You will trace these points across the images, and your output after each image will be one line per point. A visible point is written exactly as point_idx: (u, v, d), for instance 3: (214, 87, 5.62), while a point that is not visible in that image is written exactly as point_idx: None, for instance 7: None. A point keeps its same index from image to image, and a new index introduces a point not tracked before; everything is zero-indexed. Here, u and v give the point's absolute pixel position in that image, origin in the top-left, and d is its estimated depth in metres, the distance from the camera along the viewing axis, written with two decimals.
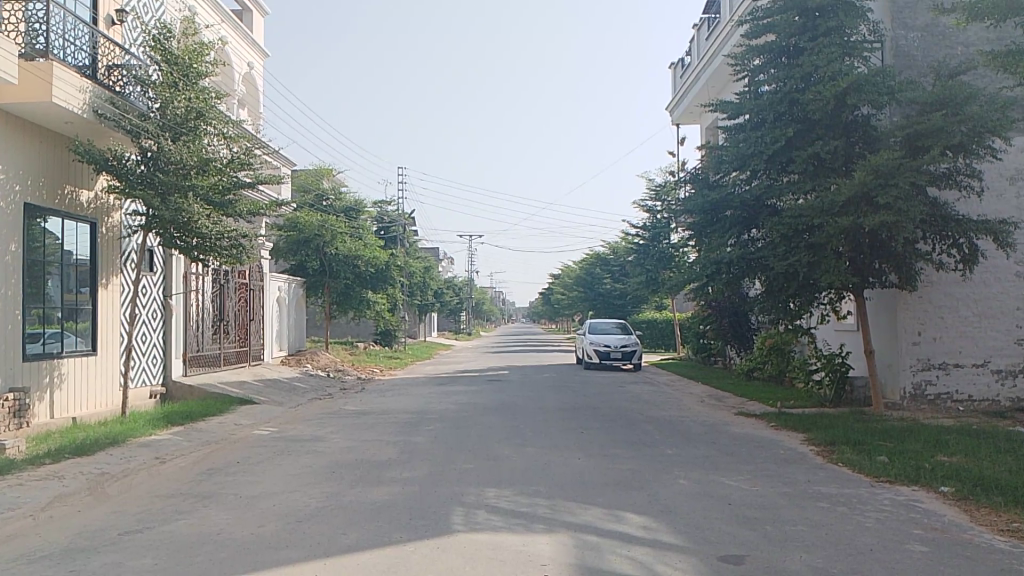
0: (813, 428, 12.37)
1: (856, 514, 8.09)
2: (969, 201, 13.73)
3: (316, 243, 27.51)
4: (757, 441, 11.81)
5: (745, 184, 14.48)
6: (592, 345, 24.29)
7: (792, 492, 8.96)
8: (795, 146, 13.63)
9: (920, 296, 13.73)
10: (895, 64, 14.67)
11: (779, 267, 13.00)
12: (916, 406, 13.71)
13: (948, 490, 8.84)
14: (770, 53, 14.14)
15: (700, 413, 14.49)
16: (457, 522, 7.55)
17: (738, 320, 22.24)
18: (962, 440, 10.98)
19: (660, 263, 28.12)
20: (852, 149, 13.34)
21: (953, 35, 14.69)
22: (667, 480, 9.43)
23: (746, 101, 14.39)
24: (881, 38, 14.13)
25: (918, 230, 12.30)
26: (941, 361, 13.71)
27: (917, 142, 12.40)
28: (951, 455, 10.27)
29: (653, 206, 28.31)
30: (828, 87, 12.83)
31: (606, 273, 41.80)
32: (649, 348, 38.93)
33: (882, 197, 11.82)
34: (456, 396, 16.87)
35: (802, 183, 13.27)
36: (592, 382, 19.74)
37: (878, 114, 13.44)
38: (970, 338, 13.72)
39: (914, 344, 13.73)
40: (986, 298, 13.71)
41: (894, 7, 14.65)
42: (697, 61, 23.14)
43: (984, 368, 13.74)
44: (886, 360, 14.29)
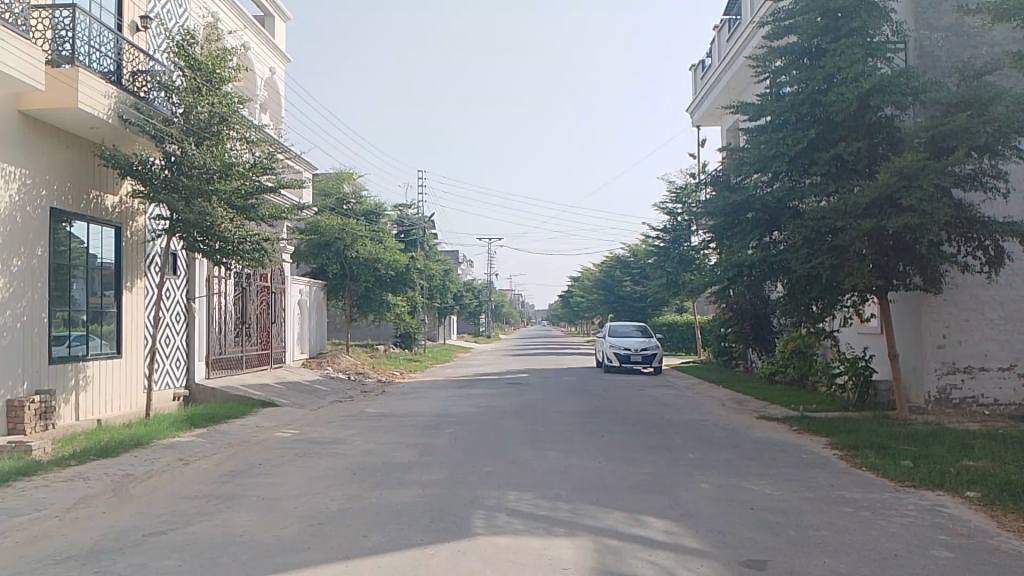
0: (836, 432, 12.26)
1: (880, 519, 8.01)
2: (995, 203, 13.53)
3: (337, 246, 27.73)
4: (780, 445, 11.73)
5: (767, 186, 14.37)
6: (612, 348, 24.23)
7: (815, 497, 8.87)
8: (817, 148, 13.51)
9: (945, 299, 13.57)
10: (920, 64, 14.52)
11: (802, 270, 12.91)
12: (941, 410, 13.52)
13: (974, 495, 8.73)
14: (792, 55, 14.06)
15: (721, 417, 14.39)
16: (478, 525, 7.55)
17: (759, 323, 22.08)
18: (989, 445, 10.82)
19: (680, 266, 27.98)
20: (876, 151, 13.23)
21: (978, 35, 14.52)
22: (689, 484, 9.38)
23: (768, 103, 14.29)
24: (905, 39, 13.99)
25: (943, 232, 12.15)
26: (967, 364, 13.52)
27: (941, 143, 12.27)
28: (978, 460, 10.11)
29: (673, 209, 28.18)
30: (851, 89, 12.74)
31: (626, 276, 41.73)
32: (669, 351, 38.76)
33: (906, 199, 11.71)
34: (476, 399, 16.89)
35: (824, 185, 13.18)
36: (611, 385, 19.68)
37: (901, 115, 13.32)
38: (997, 341, 13.53)
39: (939, 348, 13.56)
40: (1012, 301, 13.52)
41: (918, 7, 14.52)
42: (717, 63, 23.07)
43: (1010, 372, 13.54)
44: (910, 364, 14.11)
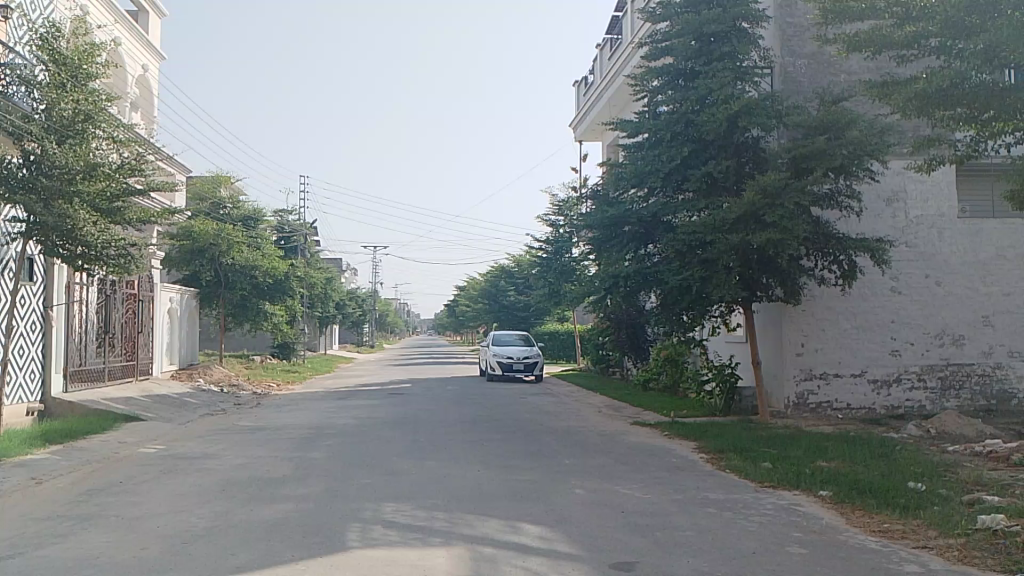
0: (703, 436, 12.82)
1: (740, 518, 8.44)
2: (848, 221, 14.50)
3: (211, 252, 26.68)
4: (651, 450, 12.16)
5: (643, 201, 14.87)
6: (495, 357, 24.41)
7: (683, 500, 9.24)
8: (690, 165, 14.13)
9: (804, 309, 14.46)
10: (783, 89, 15.44)
11: (674, 281, 13.43)
12: (799, 414, 14.37)
13: (827, 494, 9.32)
14: (667, 75, 14.66)
15: (597, 424, 14.77)
16: (352, 538, 7.44)
17: (636, 332, 22.80)
18: (839, 446, 11.59)
19: (563, 276, 28.53)
20: (743, 169, 13.98)
21: (836, 64, 15.59)
22: (564, 490, 9.57)
23: (645, 121, 14.81)
24: (770, 64, 14.85)
25: (801, 247, 12.95)
26: (822, 371, 14.46)
27: (801, 164, 13.11)
28: (830, 460, 10.81)
29: (557, 221, 28.72)
30: (720, 110, 13.42)
31: (511, 285, 42.18)
32: (551, 359, 39.48)
33: (768, 216, 12.43)
34: (356, 410, 16.64)
35: (695, 201, 13.84)
36: (492, 394, 19.82)
37: (766, 137, 14.10)
38: (849, 349, 14.52)
39: (798, 355, 14.42)
40: (864, 312, 14.54)
41: (783, 35, 15.44)
42: (599, 81, 23.80)
43: (861, 377, 14.53)
44: (772, 371, 14.94)
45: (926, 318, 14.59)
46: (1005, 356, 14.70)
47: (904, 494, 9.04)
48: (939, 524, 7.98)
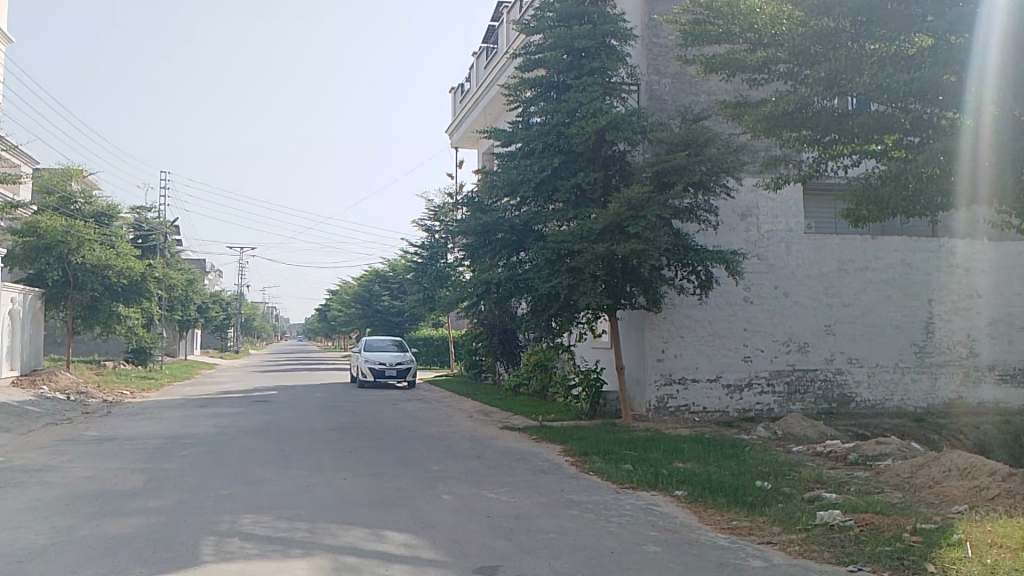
0: (569, 440, 13.16)
1: (601, 519, 8.72)
2: (706, 233, 15.27)
3: (59, 250, 24.91)
4: (518, 454, 12.36)
5: (515, 209, 15.06)
6: (366, 363, 24.07)
7: (547, 502, 9.44)
8: (560, 175, 14.53)
9: (665, 317, 15.13)
10: (649, 106, 16.12)
11: (543, 288, 13.73)
12: (659, 417, 15.00)
13: (681, 493, 9.79)
14: (540, 87, 15.00)
15: (467, 429, 14.85)
16: (207, 552, 7.14)
17: (507, 338, 23.10)
18: (695, 448, 12.20)
19: (436, 281, 28.52)
20: (610, 182, 14.49)
21: (697, 84, 16.43)
22: (430, 496, 9.57)
23: (518, 131, 15.07)
24: (637, 82, 15.46)
25: (663, 257, 13.55)
26: (681, 376, 15.17)
27: (664, 178, 13.74)
28: (686, 462, 11.36)
29: (431, 226, 28.69)
30: (590, 123, 13.86)
31: (385, 290, 41.73)
32: (424, 365, 39.34)
33: (632, 227, 12.96)
34: (216, 418, 15.97)
35: (565, 211, 14.23)
36: (362, 400, 19.55)
37: (633, 151, 14.67)
38: (706, 355, 15.31)
39: (659, 361, 15.08)
40: (720, 320, 15.36)
41: (649, 54, 16.12)
42: (475, 88, 24.02)
43: (716, 382, 15.35)
44: (635, 376, 15.54)
45: (775, 327, 15.59)
46: (844, 362, 15.88)
47: (751, 493, 9.61)
48: (782, 520, 8.53)
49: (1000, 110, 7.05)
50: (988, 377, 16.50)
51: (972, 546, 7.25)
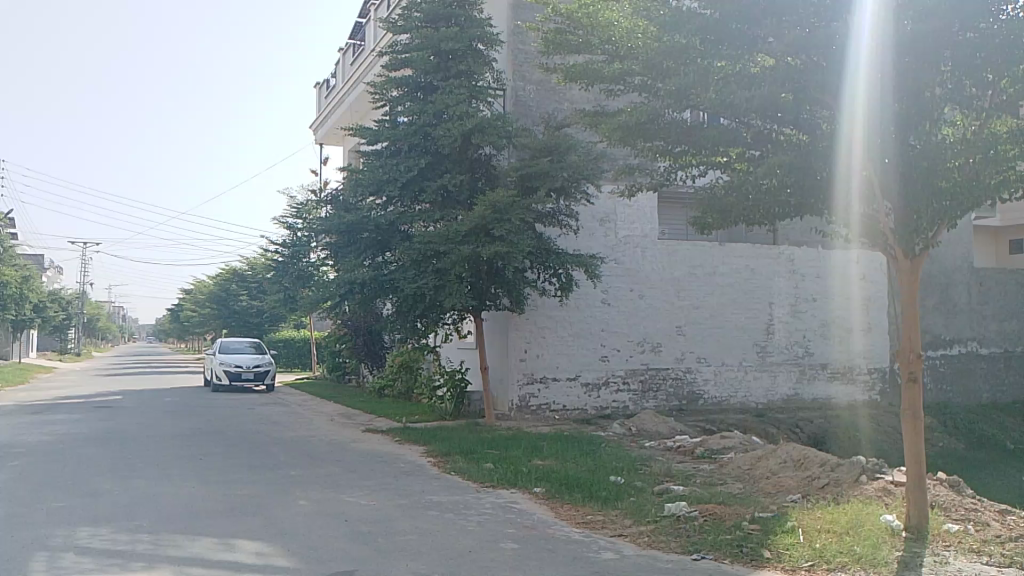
0: (431, 441, 13.18)
1: (460, 519, 8.80)
2: (567, 237, 15.70)
3: None
4: (380, 456, 12.25)
5: (381, 209, 14.84)
6: (222, 365, 23.09)
7: (408, 504, 9.42)
8: (426, 176, 14.54)
9: (528, 318, 15.44)
10: (514, 111, 16.39)
11: (408, 289, 13.67)
12: (521, 416, 15.30)
13: (539, 490, 10.03)
14: (407, 87, 14.94)
15: (328, 432, 14.57)
16: (37, 570, 6.65)
17: (372, 339, 22.81)
18: (554, 446, 12.52)
19: (298, 281, 27.75)
20: (476, 184, 14.63)
21: (560, 93, 16.88)
22: (287, 502, 9.33)
23: (384, 130, 14.91)
24: (503, 87, 15.68)
25: (526, 260, 13.82)
26: (543, 375, 15.54)
27: (528, 183, 14.03)
28: (545, 459, 11.65)
29: (294, 224, 27.90)
30: (456, 126, 13.96)
31: (243, 289, 40.17)
32: (285, 367, 38.18)
33: (497, 229, 13.17)
34: (52, 425, 14.84)
35: (430, 212, 14.25)
36: (217, 404, 18.75)
37: (498, 155, 14.86)
38: (567, 355, 15.74)
39: (522, 361, 15.38)
40: (580, 321, 15.84)
41: (515, 60, 16.40)
42: (340, 85, 23.58)
43: (576, 381, 15.82)
44: (498, 375, 15.77)
45: (631, 328, 16.25)
46: (694, 362, 16.75)
47: (606, 487, 9.99)
48: (633, 513, 8.92)
49: (842, 126, 7.12)
50: (821, 375, 17.88)
51: (803, 531, 7.85)
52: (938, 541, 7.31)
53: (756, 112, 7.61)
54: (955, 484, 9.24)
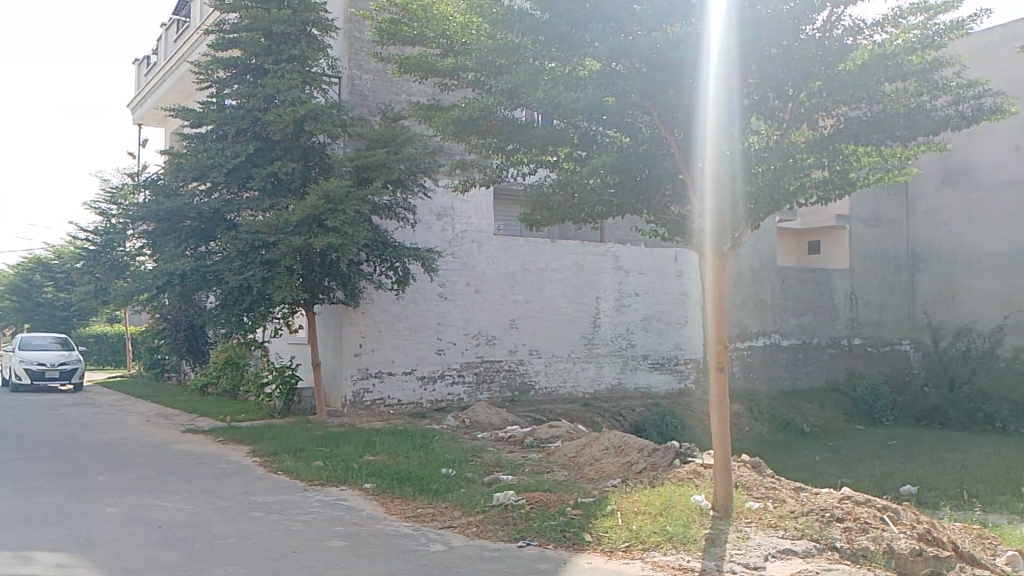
0: (258, 440, 12.66)
1: (286, 519, 8.52)
2: (403, 231, 15.58)
3: None
4: (200, 457, 11.61)
5: (204, 195, 14.04)
6: (21, 363, 21.01)
7: (229, 507, 9.00)
8: (254, 163, 13.94)
9: (362, 311, 15.19)
10: (349, 100, 16.03)
11: (233, 281, 13.03)
12: (354, 412, 15.04)
13: (369, 486, 9.91)
14: (235, 69, 14.24)
15: (143, 433, 13.63)
16: None
17: (194, 334, 21.58)
18: (386, 441, 12.41)
19: (112, 271, 25.75)
20: (308, 173, 14.19)
21: (397, 84, 16.71)
22: (93, 510, 8.63)
23: (209, 113, 14.11)
24: (338, 75, 15.29)
25: (361, 252, 13.59)
26: (377, 370, 15.36)
27: (363, 174, 13.79)
28: (377, 454, 11.51)
29: (107, 210, 25.86)
30: (287, 112, 13.47)
31: (47, 280, 36.74)
32: (96, 365, 35.34)
33: (330, 220, 12.91)
34: None
35: (259, 201, 13.68)
36: (13, 406, 17.03)
37: (333, 144, 14.48)
38: (401, 350, 15.64)
39: (355, 355, 15.11)
40: (415, 314, 15.79)
41: (351, 48, 16.04)
42: (162, 62, 22.09)
43: (411, 375, 15.75)
44: (331, 371, 15.41)
45: (466, 321, 16.39)
46: (526, 354, 17.15)
47: (436, 480, 10.02)
48: (463, 504, 9.01)
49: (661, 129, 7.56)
50: (643, 366, 18.86)
51: (622, 514, 8.26)
52: (740, 518, 7.89)
53: (582, 114, 7.67)
54: (757, 465, 10.03)
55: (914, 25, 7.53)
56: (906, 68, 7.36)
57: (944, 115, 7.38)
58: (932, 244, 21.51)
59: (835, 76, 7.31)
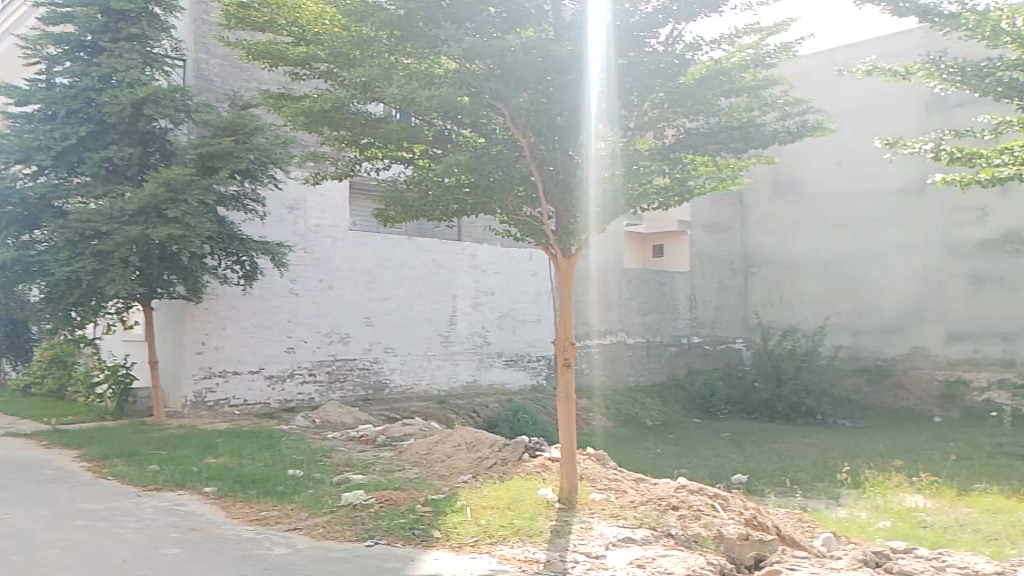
0: (87, 444, 11.79)
1: (116, 527, 7.99)
2: (252, 223, 14.99)
3: None
4: (18, 464, 10.66)
5: (28, 179, 12.91)
6: None
7: (52, 515, 8.32)
8: (86, 147, 12.97)
9: (207, 307, 14.48)
10: (196, 85, 15.24)
11: (60, 273, 12.05)
12: (196, 413, 14.32)
13: (210, 490, 9.47)
14: (66, 44, 13.18)
15: None
16: None
17: (15, 330, 19.78)
18: (230, 442, 11.89)
19: None
20: (148, 160, 13.36)
21: (247, 71, 16.06)
22: None
23: (35, 89, 12.98)
24: (182, 57, 14.49)
25: (206, 245, 12.96)
26: (222, 369, 14.70)
27: (208, 163, 13.16)
28: (219, 456, 11.02)
29: None
30: (124, 93, 12.63)
31: None
32: None
33: (171, 211, 12.24)
34: None
35: (92, 187, 12.75)
36: None
37: (177, 130, 13.70)
38: (249, 347, 15.04)
39: (198, 353, 14.39)
40: (264, 311, 15.23)
41: (197, 31, 15.24)
42: None
43: (258, 374, 15.19)
44: (170, 370, 14.60)
45: (319, 319, 15.98)
46: (380, 352, 16.94)
47: (283, 481, 9.72)
48: (310, 506, 8.77)
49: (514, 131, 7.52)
50: (497, 363, 19.09)
51: (470, 510, 8.35)
52: (585, 509, 8.18)
53: (437, 111, 7.51)
54: (601, 458, 10.42)
55: (749, 43, 7.84)
56: (739, 85, 7.69)
57: (771, 132, 7.83)
58: (763, 250, 23.18)
59: (675, 88, 7.53)
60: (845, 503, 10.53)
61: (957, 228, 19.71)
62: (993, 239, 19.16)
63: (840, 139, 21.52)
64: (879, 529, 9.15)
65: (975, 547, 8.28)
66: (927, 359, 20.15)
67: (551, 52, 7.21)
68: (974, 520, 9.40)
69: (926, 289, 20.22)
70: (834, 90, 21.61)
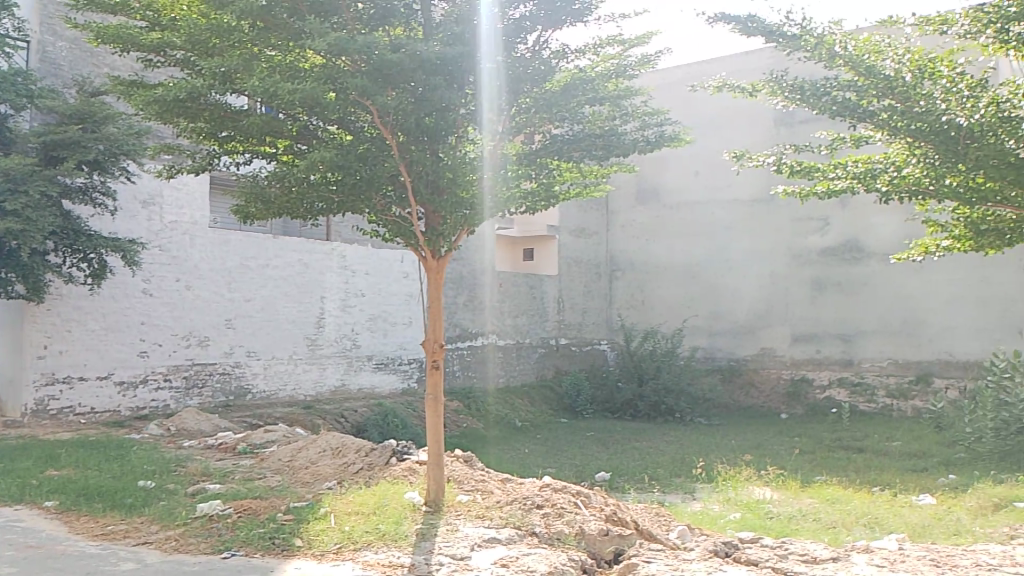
0: None
1: None
2: (102, 219, 14.07)
3: None
4: None
5: None
6: None
7: None
8: None
9: (49, 308, 13.45)
10: (39, 69, 14.14)
11: None
12: (36, 422, 13.26)
13: (49, 505, 8.78)
14: None
15: None
16: None
17: None
18: (73, 453, 11.06)
19: None
20: None
21: (99, 58, 15.06)
22: None
23: None
24: (25, 37, 13.36)
25: (48, 241, 12.02)
26: (66, 375, 13.70)
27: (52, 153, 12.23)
28: (61, 469, 10.24)
29: None
30: None
31: None
32: None
33: (8, 203, 11.26)
34: None
35: None
36: None
37: (17, 116, 12.62)
38: (97, 351, 14.09)
39: (39, 358, 13.34)
40: (115, 312, 14.32)
41: (43, 10, 14.12)
42: None
43: (108, 380, 14.25)
44: (7, 376, 13.46)
45: (176, 321, 15.18)
46: (242, 356, 16.26)
47: (132, 493, 9.15)
48: (161, 518, 8.30)
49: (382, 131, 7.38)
50: (367, 366, 18.76)
51: (334, 516, 8.16)
52: (451, 511, 8.15)
53: (301, 106, 7.31)
54: (469, 459, 10.46)
55: (612, 54, 8.06)
56: (602, 93, 7.88)
57: (631, 139, 7.90)
58: (626, 255, 24.00)
59: (540, 94, 7.67)
60: (699, 496, 11.06)
61: (800, 237, 21.16)
62: (831, 247, 20.72)
63: (698, 150, 22.64)
64: (730, 520, 9.67)
65: (816, 534, 8.89)
66: (775, 359, 21.51)
67: (419, 51, 7.09)
68: (814, 508, 10.10)
69: (773, 293, 21.56)
70: (693, 104, 22.70)
